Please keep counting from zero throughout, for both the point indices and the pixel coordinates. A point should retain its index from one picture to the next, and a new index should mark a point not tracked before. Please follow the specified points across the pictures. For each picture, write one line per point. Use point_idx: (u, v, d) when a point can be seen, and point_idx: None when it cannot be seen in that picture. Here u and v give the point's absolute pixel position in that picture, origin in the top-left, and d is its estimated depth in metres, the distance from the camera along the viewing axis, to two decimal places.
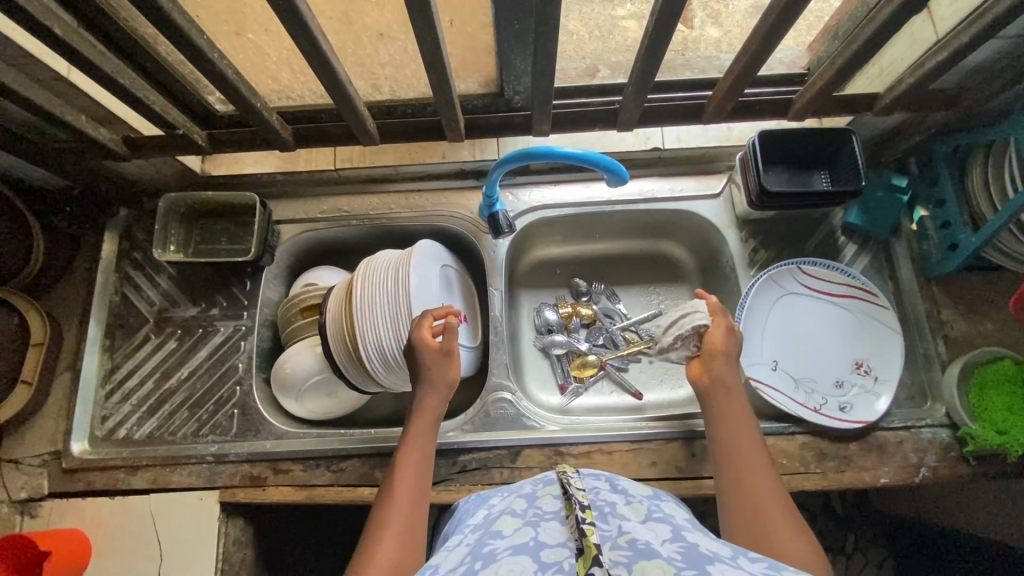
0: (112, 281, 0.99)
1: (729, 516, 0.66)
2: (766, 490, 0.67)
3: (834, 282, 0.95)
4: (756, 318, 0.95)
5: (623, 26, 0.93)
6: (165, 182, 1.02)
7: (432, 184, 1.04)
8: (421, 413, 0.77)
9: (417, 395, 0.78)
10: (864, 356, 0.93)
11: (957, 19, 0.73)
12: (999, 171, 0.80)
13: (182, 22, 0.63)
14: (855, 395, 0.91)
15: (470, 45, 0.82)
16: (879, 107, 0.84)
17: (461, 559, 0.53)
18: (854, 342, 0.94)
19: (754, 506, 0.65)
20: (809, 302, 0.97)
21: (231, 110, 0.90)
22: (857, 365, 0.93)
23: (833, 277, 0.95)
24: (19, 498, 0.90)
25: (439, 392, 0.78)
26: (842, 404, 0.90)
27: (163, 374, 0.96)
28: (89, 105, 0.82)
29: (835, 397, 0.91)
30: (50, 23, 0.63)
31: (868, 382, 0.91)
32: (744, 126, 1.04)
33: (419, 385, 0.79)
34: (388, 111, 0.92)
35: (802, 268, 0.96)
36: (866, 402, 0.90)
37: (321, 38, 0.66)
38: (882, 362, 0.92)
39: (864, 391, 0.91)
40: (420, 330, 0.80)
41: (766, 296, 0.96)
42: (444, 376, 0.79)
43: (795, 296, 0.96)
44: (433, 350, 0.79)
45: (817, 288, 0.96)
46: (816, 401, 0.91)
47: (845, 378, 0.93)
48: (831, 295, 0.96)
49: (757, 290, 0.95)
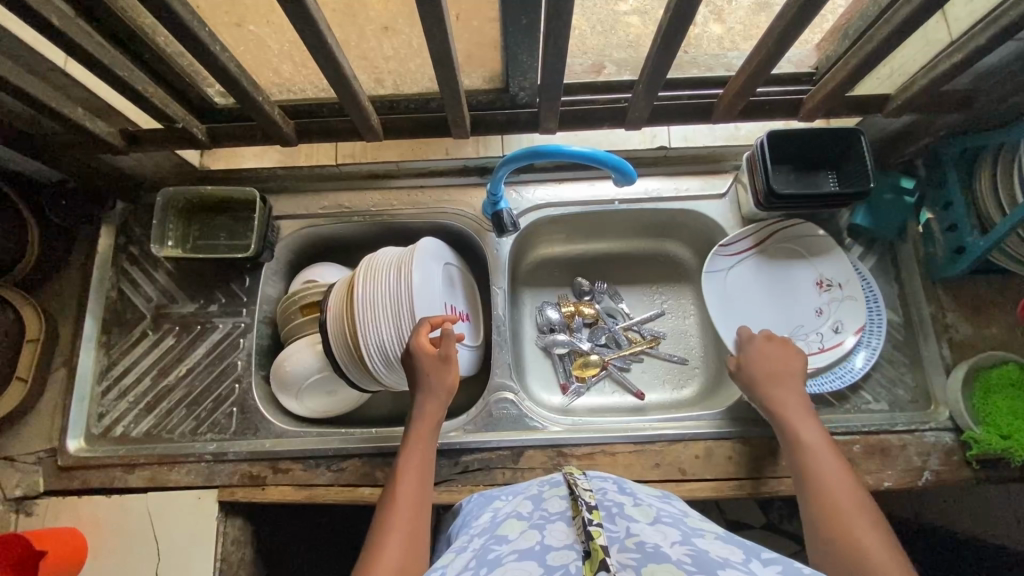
0: (109, 276, 0.97)
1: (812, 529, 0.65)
2: (841, 498, 0.65)
3: (751, 240, 0.98)
4: (719, 304, 0.95)
5: (624, 21, 0.86)
6: (163, 175, 1.00)
7: (433, 181, 1.03)
8: (421, 419, 0.76)
9: (417, 401, 0.77)
10: (821, 271, 0.97)
11: (972, 21, 0.72)
12: (1009, 175, 0.79)
13: (183, 13, 0.62)
14: (836, 310, 0.94)
15: (477, 40, 0.80)
16: (892, 108, 0.83)
17: (466, 564, 0.52)
18: (804, 266, 0.98)
19: (834, 516, 0.64)
20: (751, 263, 0.98)
21: (231, 103, 0.88)
22: (819, 282, 0.96)
23: (744, 236, 0.98)
24: (14, 496, 0.88)
25: (438, 398, 0.77)
26: (834, 327, 0.94)
27: (160, 372, 0.94)
28: (85, 97, 0.80)
29: (824, 325, 0.94)
30: (48, 13, 0.61)
31: (837, 292, 0.95)
32: (751, 125, 1.04)
33: (417, 392, 0.78)
34: (390, 106, 0.91)
35: (720, 248, 0.97)
36: (850, 313, 0.94)
37: (326, 30, 0.64)
38: (831, 268, 0.96)
39: (841, 301, 0.95)
40: (417, 337, 0.78)
41: (715, 282, 0.96)
42: (444, 383, 0.77)
43: (736, 264, 0.98)
44: (432, 356, 0.77)
45: (741, 252, 0.98)
46: (815, 342, 0.93)
47: (818, 303, 0.96)
48: (763, 247, 0.99)
49: (711, 297, 0.95)
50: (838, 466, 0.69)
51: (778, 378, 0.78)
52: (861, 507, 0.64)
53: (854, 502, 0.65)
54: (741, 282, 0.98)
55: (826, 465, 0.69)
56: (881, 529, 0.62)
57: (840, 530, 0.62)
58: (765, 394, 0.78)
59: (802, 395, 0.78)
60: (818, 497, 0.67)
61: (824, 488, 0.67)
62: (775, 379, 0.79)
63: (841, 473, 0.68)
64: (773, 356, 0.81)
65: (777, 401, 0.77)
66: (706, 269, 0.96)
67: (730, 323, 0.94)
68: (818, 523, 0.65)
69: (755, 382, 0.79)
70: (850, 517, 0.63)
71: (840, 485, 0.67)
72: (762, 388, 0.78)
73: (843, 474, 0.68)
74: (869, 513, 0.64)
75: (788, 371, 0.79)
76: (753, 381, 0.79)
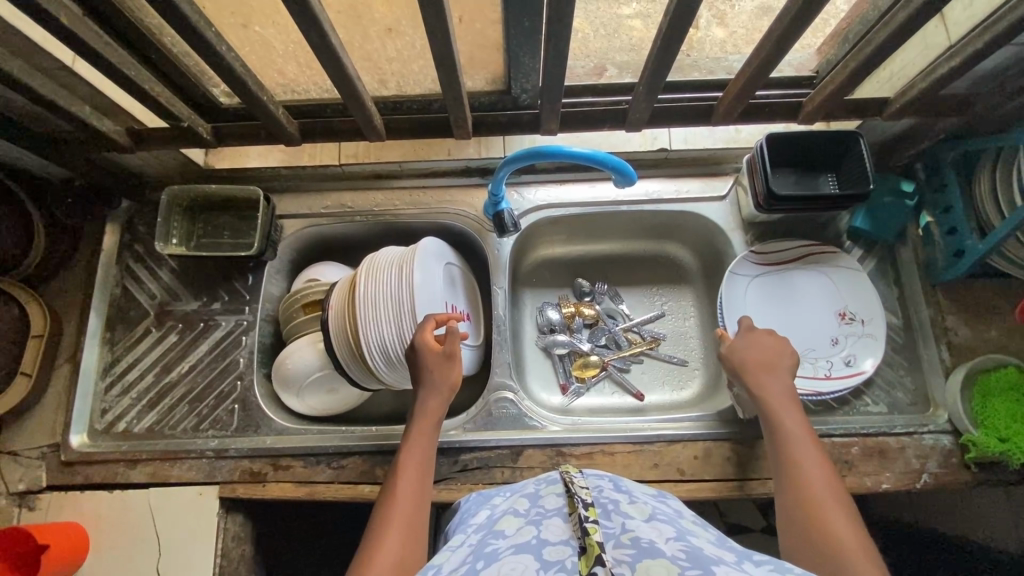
0: (114, 273, 0.98)
1: (788, 516, 0.65)
2: (818, 488, 0.65)
3: (784, 251, 0.97)
4: (736, 306, 0.95)
5: (627, 26, 0.86)
6: (169, 174, 1.01)
7: (436, 181, 1.04)
8: (423, 415, 0.76)
9: (418, 397, 0.78)
10: (845, 304, 0.95)
11: (971, 25, 0.72)
12: (1008, 179, 0.80)
13: (189, 13, 0.63)
14: (852, 345, 0.92)
15: (479, 42, 0.81)
16: (891, 112, 0.84)
17: (463, 560, 0.53)
18: (832, 295, 0.96)
19: (812, 504, 0.64)
20: (775, 277, 0.97)
21: (236, 103, 0.89)
22: (843, 315, 0.94)
23: (779, 247, 0.97)
24: (17, 490, 0.89)
25: (440, 395, 0.77)
26: (846, 359, 0.92)
27: (163, 368, 0.95)
28: (93, 96, 0.81)
29: (837, 354, 0.92)
30: (57, 13, 0.62)
31: (858, 328, 0.93)
32: (752, 128, 1.05)
33: (422, 388, 0.78)
34: (393, 107, 0.92)
35: (749, 253, 0.97)
36: (864, 349, 0.92)
37: (330, 30, 0.65)
38: (860, 305, 0.94)
39: (859, 337, 0.93)
40: (423, 334, 0.80)
41: (733, 290, 0.95)
42: (448, 379, 0.78)
43: (764, 274, 0.97)
44: (436, 353, 0.78)
45: (767, 265, 0.97)
46: (824, 367, 0.91)
47: (836, 334, 0.94)
48: (784, 265, 0.97)
49: (729, 294, 0.95)
50: (818, 458, 0.69)
51: (764, 367, 0.78)
52: (837, 497, 0.65)
53: (832, 493, 0.65)
54: (763, 295, 0.96)
55: (806, 451, 0.69)
56: (856, 520, 0.62)
57: (814, 519, 0.63)
58: (753, 381, 0.77)
59: (788, 385, 0.77)
60: (796, 484, 0.67)
61: (804, 477, 0.67)
62: (759, 368, 0.78)
63: (822, 467, 0.68)
64: (756, 345, 0.80)
65: (761, 389, 0.76)
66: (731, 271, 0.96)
67: None
68: (795, 511, 0.65)
69: (743, 367, 0.79)
70: (830, 507, 0.63)
71: (817, 475, 0.67)
72: (751, 373, 0.78)
73: (822, 465, 0.68)
74: (849, 505, 0.64)
75: (773, 359, 0.79)
76: (741, 367, 0.79)
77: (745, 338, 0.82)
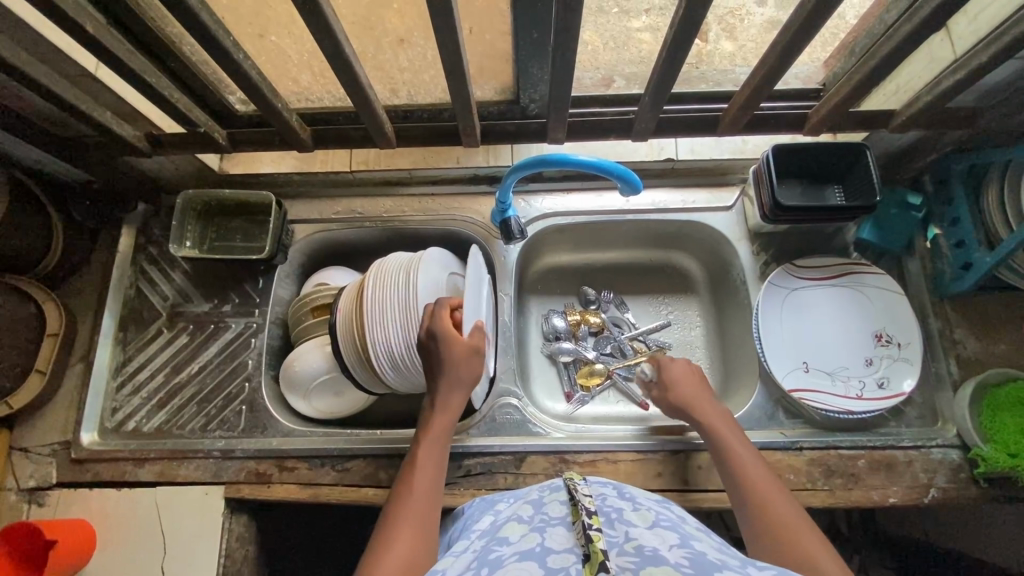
0: (127, 274, 1.01)
1: (755, 528, 0.67)
2: (778, 504, 0.68)
3: (826, 266, 0.96)
4: (766, 319, 0.93)
5: (637, 37, 0.85)
6: (183, 179, 1.03)
7: (446, 188, 1.05)
8: (444, 409, 0.79)
9: (439, 391, 0.80)
10: (881, 325, 0.92)
11: (976, 39, 0.73)
12: (1017, 192, 0.80)
13: (210, 23, 0.65)
14: (887, 368, 0.90)
15: (491, 53, 0.82)
16: (897, 124, 0.84)
17: (467, 564, 0.53)
18: (869, 316, 0.93)
19: (779, 523, 0.66)
20: (802, 295, 0.95)
21: (252, 110, 0.91)
22: (878, 336, 0.92)
23: (819, 263, 0.96)
24: (27, 486, 0.91)
25: (464, 388, 0.80)
26: (880, 381, 0.90)
27: (174, 368, 0.97)
28: (113, 101, 0.84)
29: (870, 375, 0.90)
30: (83, 22, 0.64)
31: (893, 351, 0.91)
32: (760, 139, 1.07)
33: (443, 381, 0.79)
34: (404, 115, 0.94)
35: (789, 267, 0.96)
36: (900, 374, 0.90)
37: (343, 41, 0.67)
38: (899, 329, 0.92)
39: (894, 361, 0.90)
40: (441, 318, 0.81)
41: (768, 305, 0.94)
42: (471, 373, 0.80)
43: (796, 291, 0.95)
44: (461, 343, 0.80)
45: (801, 280, 0.96)
46: (855, 388, 0.90)
47: (870, 354, 0.92)
48: (821, 281, 0.96)
49: (762, 307, 0.94)
50: (767, 476, 0.72)
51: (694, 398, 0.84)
52: (798, 511, 0.67)
53: (796, 515, 0.67)
54: (794, 309, 0.95)
55: (755, 470, 0.73)
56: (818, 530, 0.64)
57: (786, 535, 0.64)
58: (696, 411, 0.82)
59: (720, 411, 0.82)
60: (760, 501, 0.69)
61: (768, 499, 0.69)
62: (692, 398, 0.84)
63: (775, 486, 0.71)
64: (685, 377, 0.86)
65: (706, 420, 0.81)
66: (768, 282, 0.95)
67: (773, 344, 0.92)
68: (762, 526, 0.66)
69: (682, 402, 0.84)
70: (803, 525, 0.65)
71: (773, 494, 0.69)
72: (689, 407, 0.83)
73: (776, 485, 0.71)
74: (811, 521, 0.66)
75: (697, 391, 0.85)
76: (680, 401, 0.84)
77: (669, 372, 0.87)
